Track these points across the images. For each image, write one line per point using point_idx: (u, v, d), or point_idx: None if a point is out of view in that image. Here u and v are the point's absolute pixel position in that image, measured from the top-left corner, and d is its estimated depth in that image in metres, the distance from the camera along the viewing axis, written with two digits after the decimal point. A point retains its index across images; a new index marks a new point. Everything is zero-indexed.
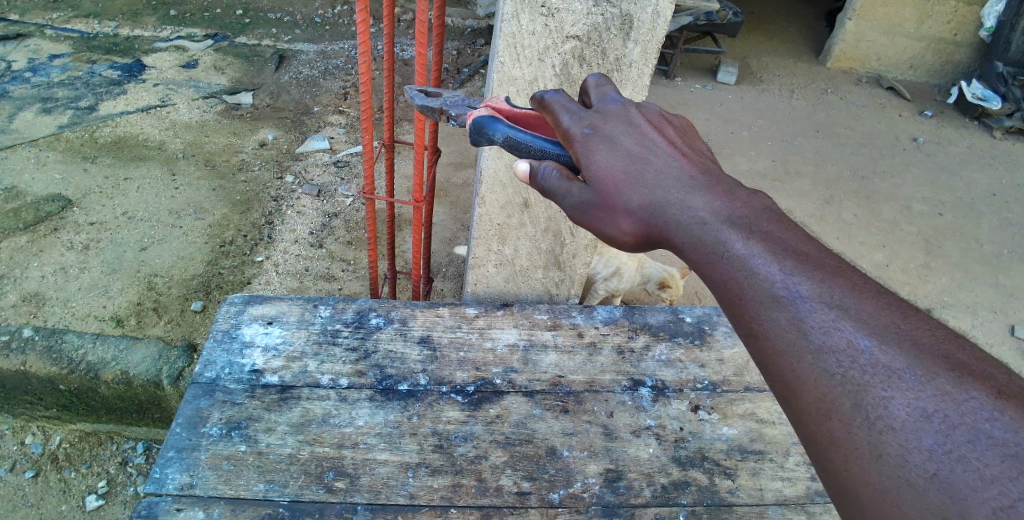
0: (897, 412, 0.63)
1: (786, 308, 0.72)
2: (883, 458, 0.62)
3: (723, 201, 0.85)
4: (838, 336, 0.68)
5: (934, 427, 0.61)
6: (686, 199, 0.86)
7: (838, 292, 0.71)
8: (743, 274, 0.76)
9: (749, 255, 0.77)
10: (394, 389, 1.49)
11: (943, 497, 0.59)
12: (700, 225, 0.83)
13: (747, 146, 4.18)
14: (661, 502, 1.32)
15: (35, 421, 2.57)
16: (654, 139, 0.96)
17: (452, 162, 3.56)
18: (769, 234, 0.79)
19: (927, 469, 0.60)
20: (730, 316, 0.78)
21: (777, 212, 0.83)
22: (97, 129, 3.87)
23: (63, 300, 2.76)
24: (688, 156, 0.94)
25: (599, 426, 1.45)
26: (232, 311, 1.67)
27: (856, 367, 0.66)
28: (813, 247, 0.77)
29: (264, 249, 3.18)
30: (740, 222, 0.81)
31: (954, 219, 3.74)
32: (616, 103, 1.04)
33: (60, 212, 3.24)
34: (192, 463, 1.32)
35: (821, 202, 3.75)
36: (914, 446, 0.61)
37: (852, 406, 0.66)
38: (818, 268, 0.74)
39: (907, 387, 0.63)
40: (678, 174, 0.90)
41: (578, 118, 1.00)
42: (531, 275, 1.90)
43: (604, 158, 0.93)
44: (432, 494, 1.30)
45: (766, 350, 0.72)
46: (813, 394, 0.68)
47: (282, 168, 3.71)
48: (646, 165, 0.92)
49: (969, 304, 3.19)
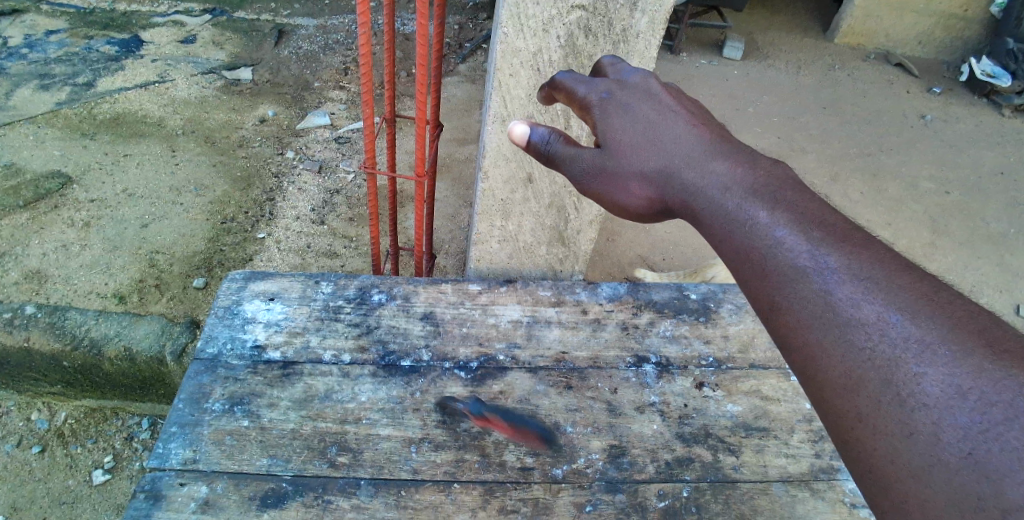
0: (930, 389, 0.68)
1: (812, 281, 0.77)
2: (915, 436, 0.68)
3: (743, 169, 0.91)
4: (868, 309, 0.73)
5: (970, 405, 0.65)
6: (706, 167, 0.92)
7: (866, 266, 0.77)
8: (768, 244, 0.82)
9: (774, 227, 0.83)
10: (397, 365, 1.48)
11: (977, 477, 0.63)
12: (721, 193, 0.89)
13: (753, 122, 4.13)
14: (665, 478, 1.32)
15: (40, 397, 2.58)
16: (672, 109, 1.00)
17: (454, 138, 3.52)
18: (790, 202, 0.85)
19: (962, 449, 0.65)
20: (746, 283, 0.84)
21: (800, 182, 0.89)
22: (96, 106, 3.83)
23: (65, 278, 2.75)
24: (705, 126, 0.99)
25: (603, 402, 1.44)
26: (232, 287, 1.65)
27: (886, 342, 0.71)
28: (837, 220, 0.83)
29: (266, 225, 3.16)
30: (764, 195, 0.87)
31: (961, 197, 3.70)
32: (632, 71, 1.06)
33: (60, 189, 3.21)
34: (195, 438, 1.32)
35: (827, 180, 3.72)
36: (948, 424, 0.66)
37: (882, 383, 0.71)
38: (845, 241, 0.79)
39: (941, 364, 0.68)
40: (696, 144, 0.95)
41: (593, 86, 1.02)
42: (535, 252, 1.88)
43: (624, 125, 0.97)
44: (435, 469, 1.30)
45: (789, 321, 0.78)
46: (840, 369, 0.74)
47: (283, 144, 3.67)
48: (666, 134, 0.96)
49: (974, 283, 3.18)
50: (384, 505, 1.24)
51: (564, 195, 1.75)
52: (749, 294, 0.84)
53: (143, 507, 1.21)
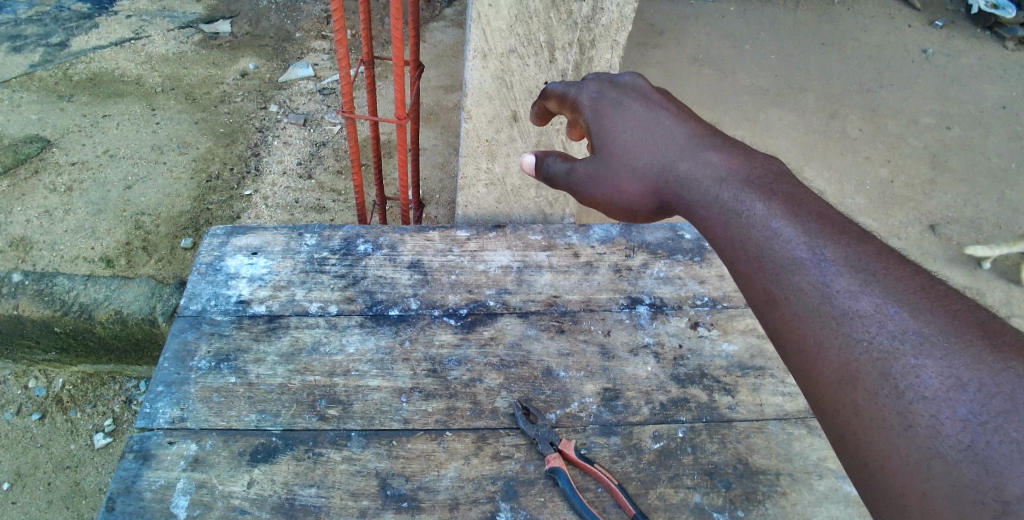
0: (929, 380, 0.69)
1: (809, 273, 0.83)
2: (912, 430, 0.69)
3: (734, 161, 1.02)
4: (866, 302, 0.78)
5: (969, 396, 0.67)
6: (699, 163, 1.03)
7: (862, 259, 0.82)
8: (764, 234, 0.90)
9: (770, 218, 0.91)
10: (385, 315, 1.45)
11: (977, 469, 0.63)
12: (715, 182, 1.00)
13: (750, 61, 4.00)
14: (660, 420, 1.30)
15: (37, 365, 2.56)
16: (660, 107, 1.15)
17: (441, 85, 3.41)
18: (778, 189, 0.96)
19: (961, 441, 0.65)
20: (737, 272, 0.92)
21: (790, 174, 1.00)
22: (71, 67, 3.69)
23: (51, 244, 2.70)
24: (694, 123, 1.13)
25: (596, 345, 1.41)
26: (215, 243, 1.61)
27: (884, 334, 0.75)
28: (826, 211, 0.91)
29: (252, 182, 3.09)
30: (760, 190, 0.96)
31: (963, 132, 3.61)
32: (622, 76, 1.22)
33: (39, 153, 3.12)
34: (182, 396, 1.30)
35: (825, 118, 3.63)
36: (948, 417, 0.67)
37: (878, 375, 0.73)
38: (840, 235, 0.86)
39: (939, 356, 0.70)
40: (687, 139, 1.09)
41: (585, 89, 1.18)
42: (523, 194, 1.83)
43: (616, 123, 1.12)
44: (427, 418, 1.28)
45: (786, 315, 0.83)
46: (835, 363, 0.76)
47: (266, 99, 3.56)
48: (656, 131, 1.10)
49: (973, 218, 3.14)
50: (376, 455, 1.22)
51: (551, 134, 1.74)
52: (741, 287, 0.91)
53: (133, 467, 1.19)
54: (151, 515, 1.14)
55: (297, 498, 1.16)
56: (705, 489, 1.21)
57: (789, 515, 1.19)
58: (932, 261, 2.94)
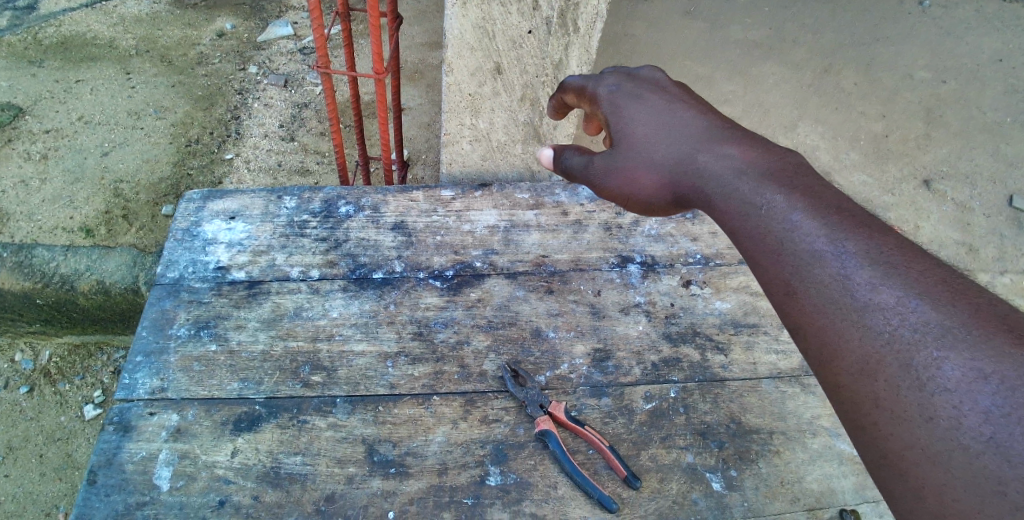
0: (950, 373, 0.73)
1: (829, 264, 0.85)
2: (934, 421, 0.73)
3: (753, 155, 1.04)
4: (887, 294, 0.80)
5: (991, 389, 0.70)
6: (718, 156, 1.05)
7: (883, 251, 0.84)
8: (784, 227, 0.91)
9: (791, 212, 0.92)
10: (369, 278, 1.41)
11: (999, 461, 0.68)
12: (734, 175, 1.02)
13: (744, 13, 3.88)
14: (652, 380, 1.28)
15: (22, 338, 2.51)
16: (678, 100, 1.16)
17: (425, 42, 3.29)
18: (797, 183, 0.97)
19: (983, 433, 0.69)
20: (755, 263, 0.94)
21: (812, 170, 1.01)
22: (40, 30, 3.50)
23: (28, 214, 2.62)
24: (712, 117, 1.14)
25: (586, 305, 1.38)
26: (190, 208, 1.55)
27: (906, 326, 0.77)
28: (850, 205, 0.92)
29: (233, 146, 3.00)
30: (782, 184, 0.97)
31: (959, 85, 3.53)
32: (639, 70, 1.23)
33: (12, 121, 3.00)
34: (161, 366, 1.26)
35: (819, 72, 3.55)
36: (970, 408, 0.71)
37: (900, 367, 0.76)
38: (861, 228, 0.88)
39: (961, 349, 0.73)
40: (705, 133, 1.10)
41: (602, 83, 1.19)
42: (510, 151, 1.78)
43: (633, 117, 1.13)
44: (414, 382, 1.25)
45: (805, 305, 0.85)
46: (857, 354, 0.79)
47: (244, 59, 3.44)
48: (673, 124, 1.12)
49: (967, 173, 3.09)
50: (361, 421, 1.19)
51: (536, 87, 1.68)
52: (760, 279, 0.92)
53: (113, 439, 1.16)
54: (133, 487, 1.11)
55: (282, 466, 1.14)
56: (698, 449, 1.19)
57: (782, 474, 1.18)
58: (926, 217, 2.90)
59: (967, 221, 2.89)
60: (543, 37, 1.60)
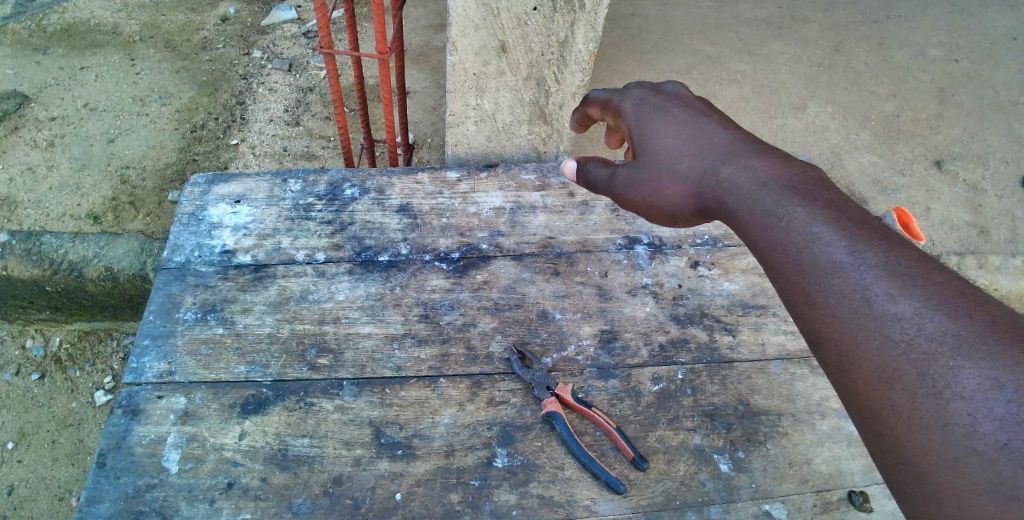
0: (966, 381, 0.72)
1: (847, 275, 0.86)
2: (950, 427, 0.72)
3: (775, 168, 1.03)
4: (905, 305, 0.81)
5: (1006, 396, 0.69)
6: (741, 168, 1.05)
7: (900, 264, 0.85)
8: (804, 238, 0.92)
9: (809, 223, 0.93)
10: (375, 261, 1.40)
11: (1013, 467, 0.66)
12: (755, 187, 1.01)
13: None
14: (659, 362, 1.27)
15: (33, 324, 2.53)
16: (703, 114, 1.16)
17: (429, 25, 3.26)
18: (820, 196, 0.97)
19: (997, 439, 0.68)
20: (776, 274, 0.94)
21: (832, 184, 1.01)
22: (44, 17, 3.48)
23: (36, 202, 2.63)
24: (736, 130, 1.13)
25: (593, 287, 1.37)
26: (196, 192, 1.54)
27: (922, 336, 0.77)
28: (869, 219, 0.93)
29: (238, 131, 2.99)
30: (803, 196, 0.97)
31: (972, 63, 3.46)
32: (665, 84, 1.23)
33: (18, 109, 3.00)
34: (169, 350, 1.26)
35: (829, 52, 3.49)
36: (985, 416, 0.70)
37: (918, 376, 0.76)
38: (879, 240, 0.88)
39: (977, 359, 0.73)
40: (728, 145, 1.09)
41: (627, 97, 1.20)
42: (516, 132, 1.80)
43: (657, 130, 1.13)
44: (420, 365, 1.24)
45: (823, 316, 0.86)
46: (875, 363, 0.80)
47: (249, 44, 3.42)
48: (696, 137, 1.11)
49: (980, 154, 3.02)
50: (368, 403, 1.19)
51: (542, 66, 1.66)
52: (780, 291, 0.93)
53: (122, 423, 1.16)
54: (143, 470, 1.11)
55: (290, 449, 1.14)
56: (705, 431, 1.19)
57: (791, 456, 1.17)
58: (937, 198, 2.82)
59: (979, 203, 2.81)
60: (547, 13, 1.56)
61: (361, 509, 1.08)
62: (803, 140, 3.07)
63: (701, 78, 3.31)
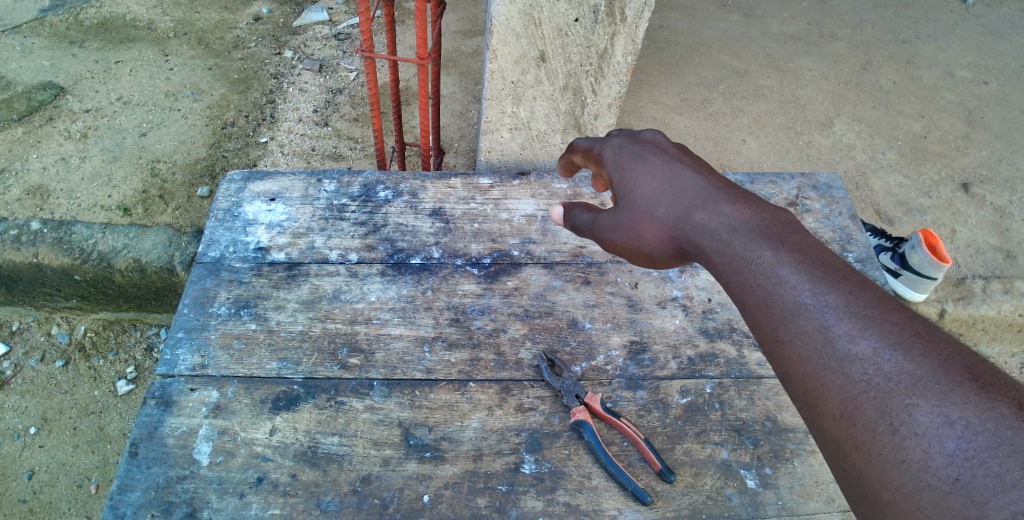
0: (920, 418, 0.69)
1: (812, 316, 0.82)
2: (906, 463, 0.69)
3: (747, 211, 0.99)
4: (863, 345, 0.77)
5: (957, 433, 0.66)
6: (716, 211, 1.00)
7: (862, 304, 0.81)
8: (772, 282, 0.88)
9: (778, 266, 0.89)
10: (406, 263, 1.42)
11: (964, 501, 0.63)
12: (728, 232, 0.97)
13: (781, 7, 3.83)
14: (687, 375, 1.27)
15: (58, 312, 2.57)
16: (680, 159, 1.10)
17: (459, 30, 3.29)
18: (788, 239, 0.93)
19: (949, 474, 0.65)
20: (749, 318, 0.90)
21: (801, 226, 0.97)
22: (82, 11, 3.55)
23: (67, 192, 2.67)
24: (712, 174, 1.09)
25: (623, 297, 1.38)
26: (231, 189, 1.57)
27: (879, 375, 0.74)
28: (837, 261, 0.89)
29: (268, 129, 3.03)
30: (772, 239, 0.93)
31: (1004, 86, 3.42)
32: (643, 130, 1.18)
33: (53, 100, 3.06)
34: (203, 343, 1.28)
35: (859, 69, 3.48)
36: (937, 451, 0.67)
37: (876, 413, 0.73)
38: (843, 280, 0.85)
39: (933, 395, 0.70)
40: (702, 189, 1.04)
41: (607, 144, 1.14)
42: (548, 141, 1.83)
43: (636, 176, 1.07)
44: (450, 368, 1.25)
45: (793, 356, 0.82)
46: (838, 400, 0.76)
47: (280, 44, 3.47)
48: (674, 182, 1.06)
49: (1010, 177, 2.98)
50: (398, 405, 1.20)
51: (580, 76, 1.68)
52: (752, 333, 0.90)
53: (155, 413, 1.18)
54: (173, 461, 1.13)
55: (320, 446, 1.15)
56: (732, 446, 1.18)
57: (817, 474, 1.16)
58: (963, 221, 2.79)
59: (1006, 227, 2.77)
60: (589, 25, 1.56)
61: (389, 509, 1.08)
62: (829, 157, 3.05)
63: (728, 92, 3.31)
